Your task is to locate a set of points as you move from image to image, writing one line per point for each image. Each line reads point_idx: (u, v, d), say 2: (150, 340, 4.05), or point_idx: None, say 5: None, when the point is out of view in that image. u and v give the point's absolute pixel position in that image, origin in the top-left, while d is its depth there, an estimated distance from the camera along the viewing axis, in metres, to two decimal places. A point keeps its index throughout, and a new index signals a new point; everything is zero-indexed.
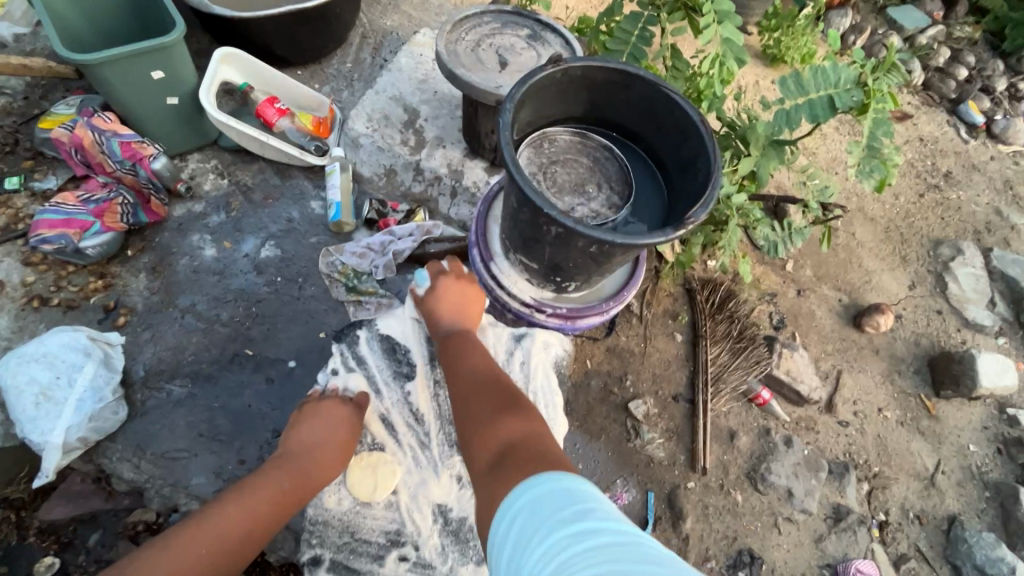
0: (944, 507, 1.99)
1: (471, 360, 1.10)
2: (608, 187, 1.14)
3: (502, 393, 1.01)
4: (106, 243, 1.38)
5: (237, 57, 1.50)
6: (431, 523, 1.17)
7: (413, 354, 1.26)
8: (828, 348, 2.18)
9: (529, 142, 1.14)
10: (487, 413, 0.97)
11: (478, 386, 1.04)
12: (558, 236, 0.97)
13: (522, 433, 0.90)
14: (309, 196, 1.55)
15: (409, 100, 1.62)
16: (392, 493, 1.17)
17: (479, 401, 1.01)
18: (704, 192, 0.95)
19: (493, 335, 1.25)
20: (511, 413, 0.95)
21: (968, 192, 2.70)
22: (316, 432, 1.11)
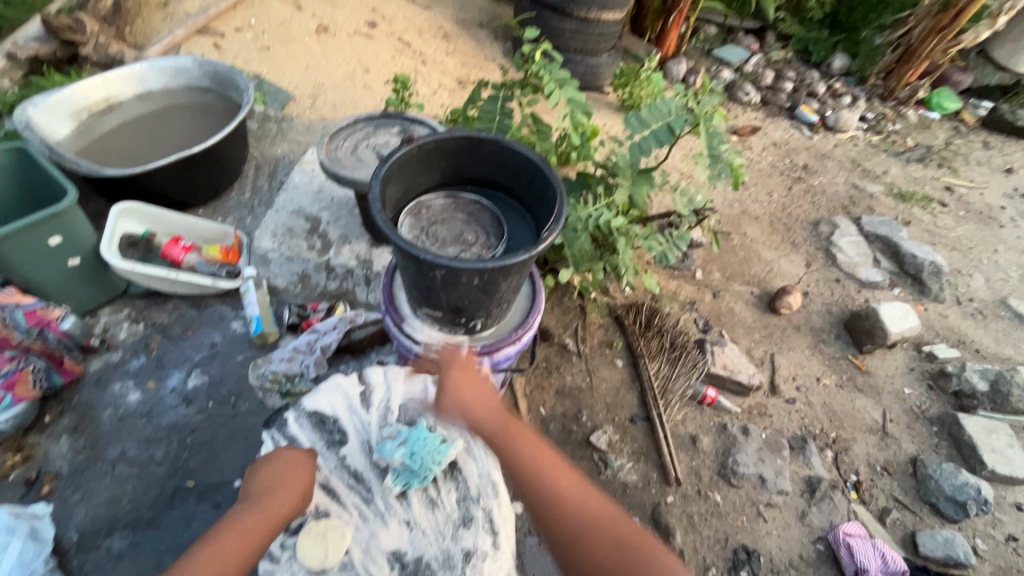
0: (904, 452, 2.11)
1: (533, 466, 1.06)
2: (485, 233, 1.28)
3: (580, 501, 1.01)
4: (18, 413, 1.32)
5: (136, 210, 1.57)
6: (388, 571, 1.15)
7: (342, 421, 1.28)
8: (756, 337, 2.35)
9: (408, 212, 1.27)
10: (576, 518, 1.00)
11: (556, 497, 1.02)
12: (444, 278, 1.07)
13: (624, 532, 0.97)
14: (229, 318, 1.59)
15: (309, 210, 1.75)
16: (344, 554, 1.15)
17: (560, 504, 1.01)
18: (556, 212, 1.12)
19: (411, 382, 1.34)
20: (597, 515, 1.00)
21: (826, 177, 3.12)
22: (272, 474, 1.12)
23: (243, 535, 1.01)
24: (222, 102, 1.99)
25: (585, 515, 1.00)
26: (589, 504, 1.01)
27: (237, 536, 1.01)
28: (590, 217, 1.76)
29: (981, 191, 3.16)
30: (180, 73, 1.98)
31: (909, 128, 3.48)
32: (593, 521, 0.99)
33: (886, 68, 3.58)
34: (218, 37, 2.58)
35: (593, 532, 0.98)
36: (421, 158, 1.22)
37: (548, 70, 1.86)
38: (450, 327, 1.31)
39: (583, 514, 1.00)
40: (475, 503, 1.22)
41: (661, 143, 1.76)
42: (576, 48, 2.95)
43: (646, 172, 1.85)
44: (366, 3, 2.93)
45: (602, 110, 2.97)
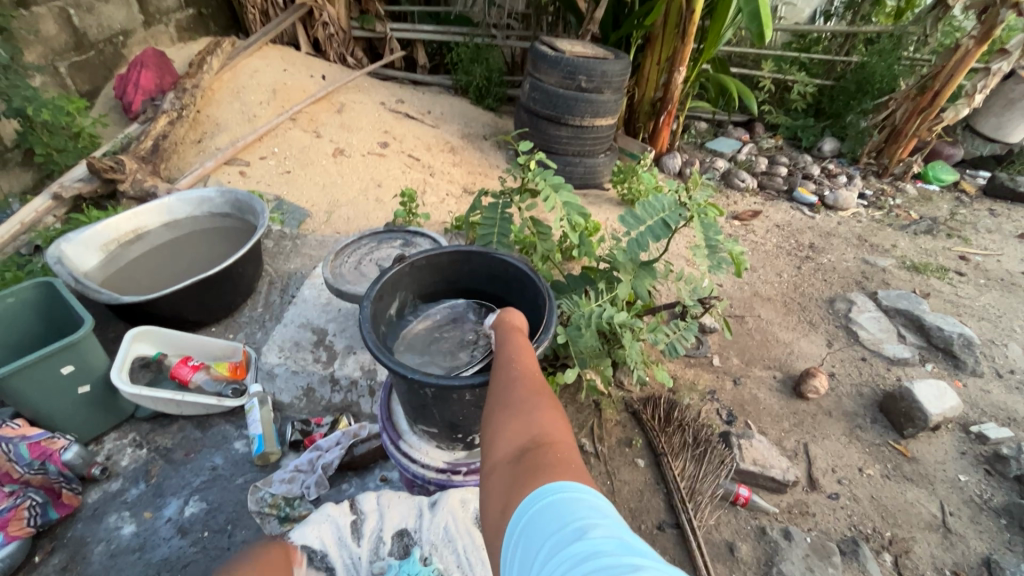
0: (974, 551, 1.86)
1: (507, 359, 0.93)
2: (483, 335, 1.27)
3: (530, 394, 0.84)
4: (11, 553, 1.28)
5: (150, 333, 1.62)
6: None
7: (332, 558, 1.19)
8: (785, 426, 2.21)
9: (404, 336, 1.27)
10: (512, 403, 0.83)
11: (508, 384, 0.87)
12: (434, 394, 1.07)
13: (551, 430, 0.76)
14: (233, 438, 1.57)
15: (317, 321, 1.78)
16: None
17: (504, 393, 0.85)
18: (544, 322, 1.14)
19: (407, 508, 1.28)
20: (540, 407, 0.81)
21: (834, 254, 3.12)
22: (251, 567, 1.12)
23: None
24: (241, 225, 2.13)
25: (526, 402, 0.82)
26: (541, 398, 0.83)
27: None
28: (594, 312, 1.74)
29: (997, 257, 3.11)
30: (205, 202, 2.15)
31: (910, 201, 3.54)
32: (531, 408, 0.81)
33: (876, 147, 3.72)
34: (244, 166, 2.82)
35: (520, 419, 0.79)
36: (414, 272, 1.28)
37: (544, 176, 1.98)
38: (448, 442, 1.26)
39: (531, 388, 0.85)
40: None
41: (659, 237, 1.79)
42: (574, 152, 3.15)
43: (648, 264, 1.88)
44: (379, 127, 3.22)
45: (604, 206, 3.09)
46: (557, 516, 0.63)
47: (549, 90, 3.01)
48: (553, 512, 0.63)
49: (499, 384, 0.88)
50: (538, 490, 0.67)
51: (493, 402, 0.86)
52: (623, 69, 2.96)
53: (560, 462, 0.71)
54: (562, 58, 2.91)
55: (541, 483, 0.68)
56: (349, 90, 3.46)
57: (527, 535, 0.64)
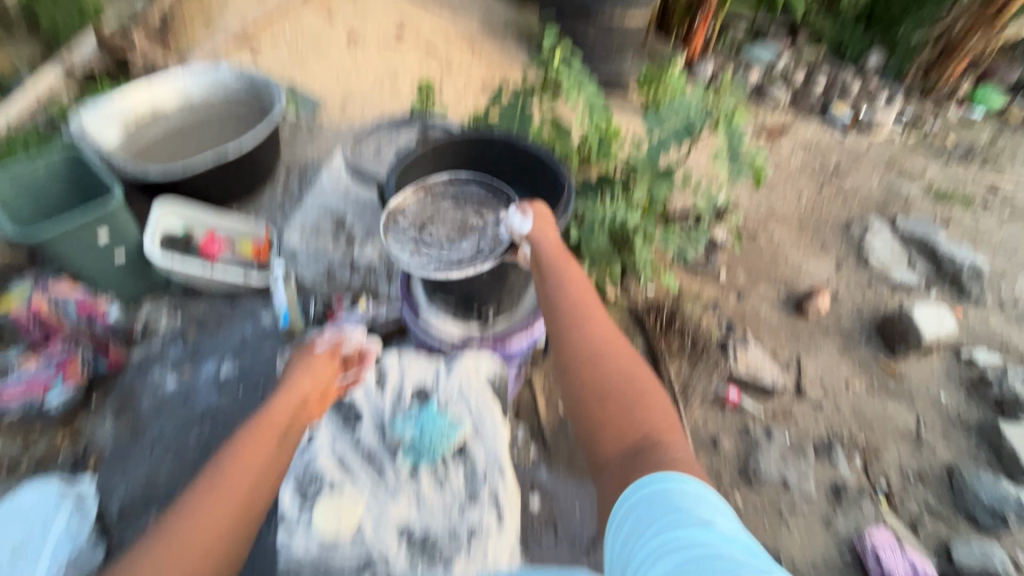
0: (939, 459, 2.01)
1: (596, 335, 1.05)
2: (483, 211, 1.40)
3: (630, 383, 0.98)
4: (70, 395, 1.45)
5: (177, 208, 1.69)
6: (397, 544, 1.20)
7: (358, 403, 1.36)
8: (782, 339, 2.30)
9: (394, 225, 1.35)
10: (615, 387, 0.98)
11: (606, 365, 1.01)
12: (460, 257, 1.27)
13: (655, 423, 0.92)
14: (260, 310, 1.68)
15: (336, 208, 1.82)
16: (355, 528, 1.21)
17: (601, 382, 0.99)
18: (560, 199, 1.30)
19: (424, 367, 1.40)
20: (643, 398, 0.96)
21: (859, 177, 3.03)
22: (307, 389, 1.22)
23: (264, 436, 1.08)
24: (256, 108, 2.10)
25: (629, 393, 0.97)
26: (641, 388, 0.98)
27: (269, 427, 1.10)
28: (604, 218, 1.78)
29: None
30: (218, 84, 2.11)
31: (949, 127, 3.36)
32: (635, 399, 0.96)
33: (925, 65, 3.46)
34: (254, 48, 2.71)
35: (627, 408, 0.95)
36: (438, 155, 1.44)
37: (569, 73, 1.91)
38: (463, 315, 1.44)
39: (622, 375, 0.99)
40: (481, 483, 1.28)
41: (680, 142, 1.78)
42: (601, 50, 2.96)
43: (667, 171, 1.86)
44: (394, 13, 3.03)
45: (625, 111, 2.96)
46: (679, 498, 0.77)
47: None
48: (677, 493, 0.78)
49: (598, 365, 1.02)
50: (649, 477, 0.83)
51: (592, 381, 1.00)
52: None
53: (671, 454, 0.87)
54: None
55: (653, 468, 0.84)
56: None
57: (648, 499, 0.79)
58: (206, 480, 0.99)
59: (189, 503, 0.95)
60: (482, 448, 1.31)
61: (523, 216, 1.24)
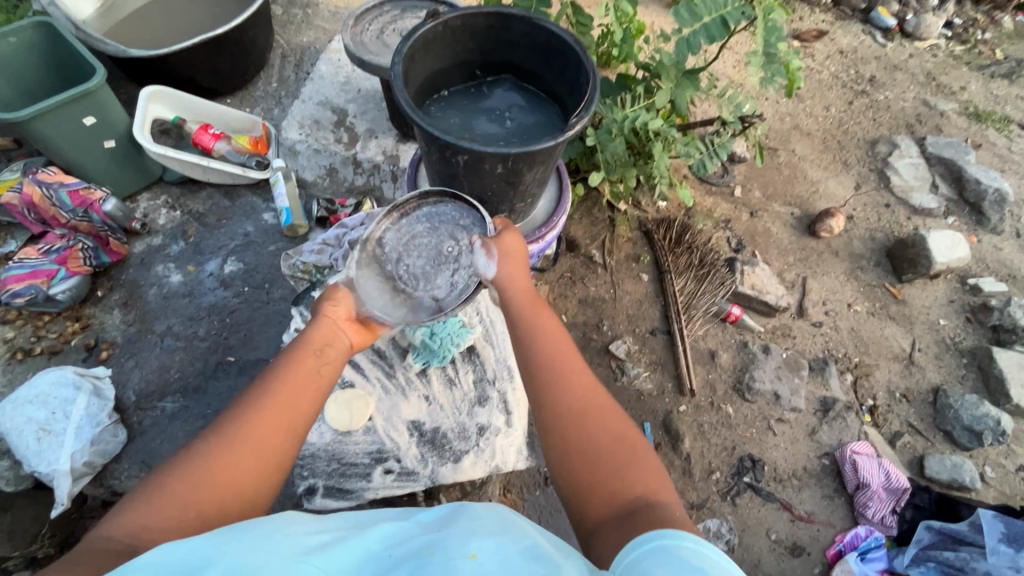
0: (927, 381, 2.06)
1: (572, 389, 0.90)
2: (460, 232, 1.20)
3: (615, 443, 0.85)
4: (75, 286, 1.43)
5: (165, 94, 1.59)
6: (408, 438, 1.26)
7: None
8: (790, 260, 2.27)
9: (366, 261, 1.16)
10: (598, 445, 0.84)
11: (589, 420, 0.87)
12: (466, 163, 1.11)
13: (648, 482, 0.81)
14: (261, 209, 1.63)
15: (337, 102, 1.69)
16: (368, 420, 1.26)
17: (583, 443, 0.85)
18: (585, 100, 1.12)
19: None
20: (635, 459, 0.84)
21: (894, 91, 2.82)
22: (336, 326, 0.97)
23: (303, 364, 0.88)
24: None
25: (617, 455, 0.84)
26: (629, 448, 0.85)
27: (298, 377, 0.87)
28: (626, 118, 1.62)
29: None
30: None
31: (1002, 37, 3.06)
32: (623, 464, 0.83)
33: None
34: None
35: (616, 474, 0.82)
36: (444, 38, 1.19)
37: None
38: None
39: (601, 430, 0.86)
40: (491, 385, 1.31)
41: (713, 39, 1.60)
42: None
43: (694, 72, 1.71)
44: None
45: (651, 4, 2.68)
46: (704, 563, 0.61)
47: None
48: (704, 557, 0.62)
49: (574, 429, 0.86)
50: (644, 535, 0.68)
51: (571, 448, 0.85)
52: None
53: (670, 512, 0.76)
54: None
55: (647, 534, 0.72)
56: None
57: (663, 553, 0.64)
58: (237, 412, 0.81)
59: (222, 429, 0.80)
60: (492, 352, 1.34)
61: (488, 257, 1.07)
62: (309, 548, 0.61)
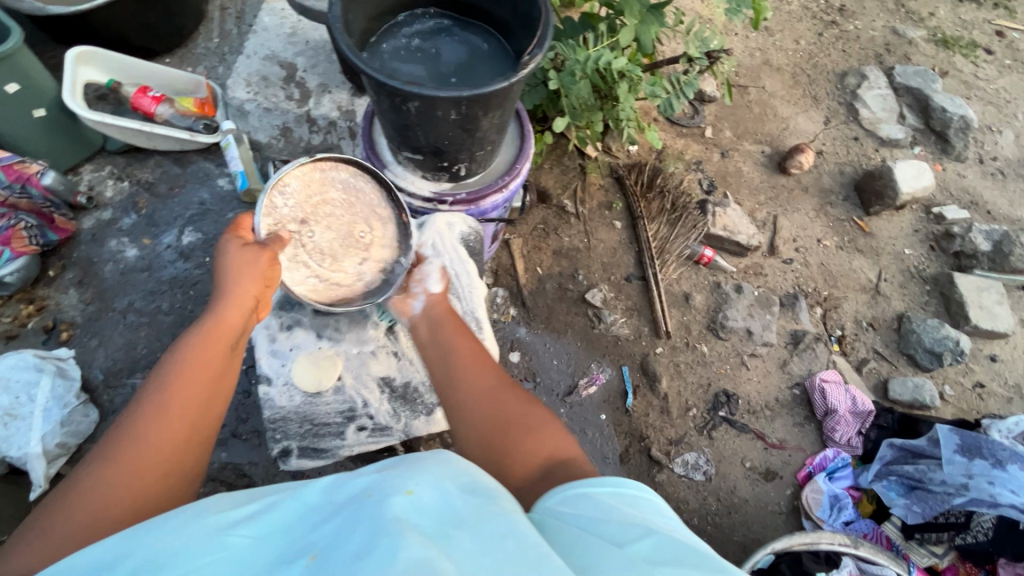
0: (892, 309, 2.13)
1: (478, 373, 0.92)
2: (376, 222, 1.24)
3: (520, 413, 0.85)
4: (23, 267, 1.37)
5: (92, 55, 1.46)
6: (379, 394, 1.28)
7: None
8: (761, 199, 2.27)
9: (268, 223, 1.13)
10: (506, 414, 0.85)
11: (496, 393, 0.88)
12: (418, 111, 1.06)
13: (559, 442, 0.81)
14: (215, 175, 1.56)
15: (284, 56, 1.61)
16: (337, 380, 1.26)
17: (494, 413, 0.85)
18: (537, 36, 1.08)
19: None
20: (542, 422, 0.84)
21: (863, 20, 2.77)
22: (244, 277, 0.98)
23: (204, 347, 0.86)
24: None
25: (525, 420, 0.84)
26: (537, 417, 0.85)
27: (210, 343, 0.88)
28: (589, 59, 1.56)
29: None
30: None
31: None
32: (530, 427, 0.83)
33: None
34: None
35: (523, 438, 0.81)
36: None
37: None
38: (433, 173, 1.30)
39: (508, 401, 0.87)
40: None
41: None
42: None
43: (659, 6, 1.64)
44: None
45: None
46: (614, 497, 0.64)
47: None
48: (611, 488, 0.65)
49: (481, 406, 0.86)
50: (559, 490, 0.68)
51: (483, 418, 0.85)
52: None
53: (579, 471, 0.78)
54: None
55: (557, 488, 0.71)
56: None
57: (579, 497, 0.65)
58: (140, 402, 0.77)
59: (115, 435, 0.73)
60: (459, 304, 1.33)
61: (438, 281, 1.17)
62: (237, 521, 0.59)
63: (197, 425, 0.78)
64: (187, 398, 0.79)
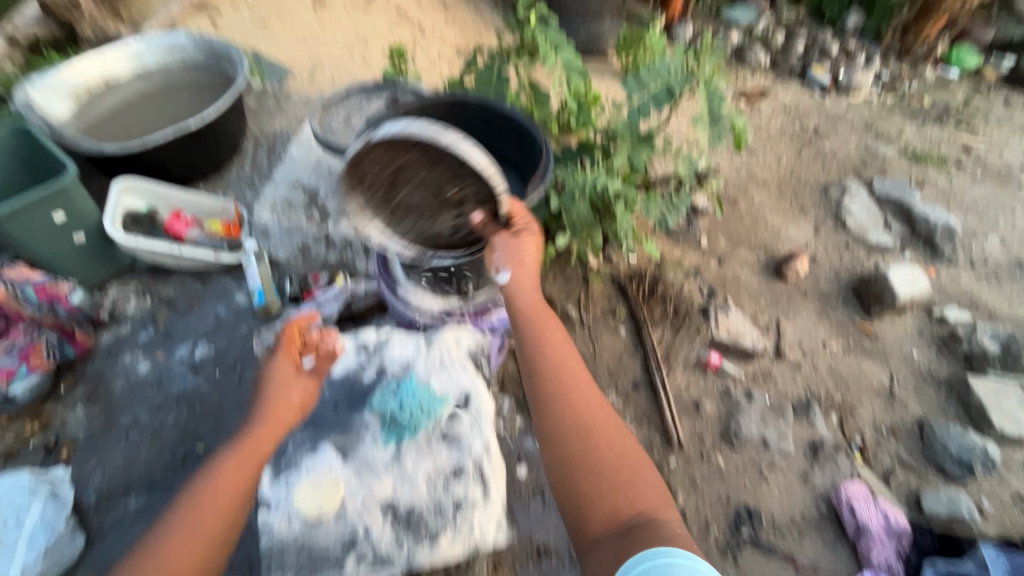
0: (910, 414, 2.07)
1: (578, 410, 1.04)
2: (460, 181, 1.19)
3: (612, 460, 0.99)
4: (36, 384, 1.39)
5: (137, 186, 1.62)
6: (381, 519, 1.20)
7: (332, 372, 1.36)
8: (761, 303, 2.32)
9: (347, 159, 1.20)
10: (605, 460, 0.99)
11: (599, 439, 1.02)
12: None
13: (649, 500, 0.94)
14: (233, 290, 1.63)
15: (307, 182, 1.80)
16: (339, 505, 1.20)
17: (590, 456, 0.99)
18: (539, 169, 1.22)
19: (399, 343, 1.39)
20: (635, 473, 0.98)
21: (837, 140, 3.02)
22: (281, 398, 1.15)
23: (246, 466, 1.06)
24: (217, 78, 2.00)
25: (617, 469, 0.98)
26: (626, 464, 0.99)
27: (244, 457, 1.07)
28: (586, 183, 1.71)
29: (999, 150, 3.04)
30: (176, 49, 1.99)
31: (926, 87, 3.34)
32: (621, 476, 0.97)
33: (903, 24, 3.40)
34: (215, 14, 2.52)
35: (614, 487, 0.95)
36: (407, 117, 1.28)
37: (545, 33, 1.84)
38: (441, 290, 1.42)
39: (602, 444, 1.01)
40: (465, 455, 1.26)
41: (660, 105, 1.71)
42: (578, 13, 2.82)
43: (647, 135, 1.82)
44: None
45: (605, 77, 2.84)
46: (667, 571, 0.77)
47: None
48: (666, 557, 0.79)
49: (579, 449, 1.00)
50: (649, 550, 0.82)
51: (580, 459, 0.99)
52: None
53: (666, 527, 0.89)
54: None
55: (655, 544, 0.84)
56: None
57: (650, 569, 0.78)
58: (181, 507, 1.00)
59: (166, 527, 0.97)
60: (466, 420, 1.29)
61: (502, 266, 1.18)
62: None
63: (223, 521, 1.00)
64: (215, 507, 1.00)
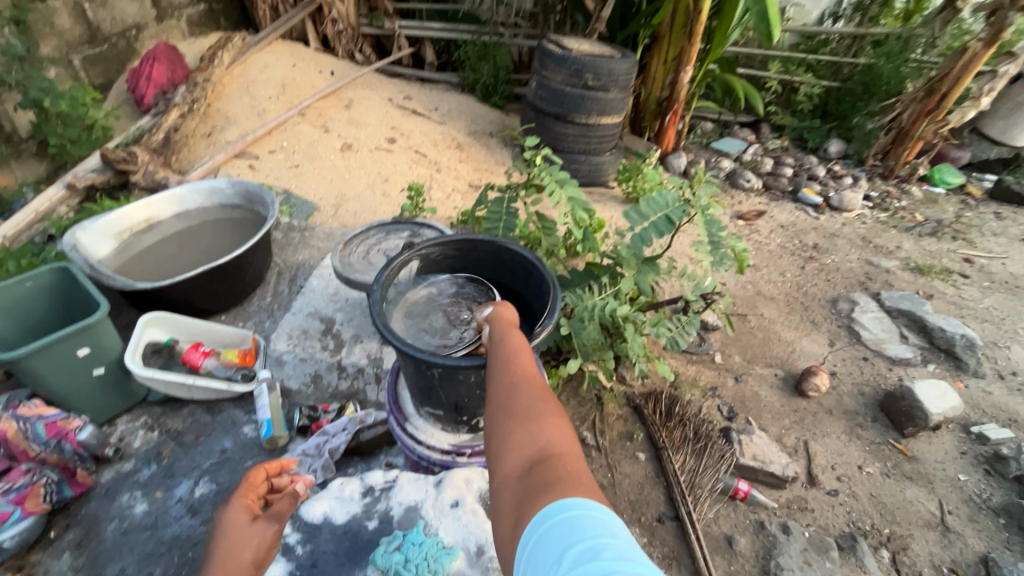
0: (971, 549, 1.86)
1: (511, 366, 0.90)
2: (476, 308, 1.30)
3: (531, 407, 0.82)
4: (25, 529, 1.32)
5: (162, 319, 1.68)
6: None
7: (337, 517, 1.27)
8: (786, 424, 2.21)
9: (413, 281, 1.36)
10: (515, 411, 0.82)
11: (511, 391, 0.86)
12: (441, 374, 1.16)
13: (562, 443, 0.75)
14: (242, 422, 1.62)
15: (325, 311, 1.87)
16: None
17: (506, 403, 0.84)
18: (548, 306, 1.24)
19: (410, 483, 1.32)
20: (540, 417, 0.79)
21: (838, 255, 3.11)
22: (235, 549, 1.06)
23: None
24: (250, 216, 2.18)
25: (531, 411, 0.81)
26: (545, 407, 0.82)
27: None
28: (596, 306, 1.74)
29: (1002, 260, 3.09)
30: (215, 193, 2.20)
31: (916, 204, 3.50)
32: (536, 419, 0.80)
33: (882, 149, 3.66)
34: (253, 159, 2.81)
35: (523, 430, 0.79)
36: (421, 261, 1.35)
37: (550, 172, 2.01)
38: (453, 425, 1.37)
39: (526, 391, 0.85)
40: None
41: (662, 233, 1.80)
42: (579, 149, 3.09)
43: (651, 259, 1.89)
44: (386, 122, 3.22)
45: (608, 204, 3.04)
46: (570, 533, 0.61)
47: (555, 88, 2.96)
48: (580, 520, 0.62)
49: (501, 401, 0.85)
50: (554, 506, 0.65)
51: (500, 409, 0.84)
52: (630, 68, 2.90)
53: (566, 472, 0.70)
54: (568, 56, 2.85)
55: (554, 499, 0.66)
56: (357, 86, 3.46)
57: (560, 531, 0.62)
58: None
59: None
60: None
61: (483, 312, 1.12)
62: None
63: None
64: None
